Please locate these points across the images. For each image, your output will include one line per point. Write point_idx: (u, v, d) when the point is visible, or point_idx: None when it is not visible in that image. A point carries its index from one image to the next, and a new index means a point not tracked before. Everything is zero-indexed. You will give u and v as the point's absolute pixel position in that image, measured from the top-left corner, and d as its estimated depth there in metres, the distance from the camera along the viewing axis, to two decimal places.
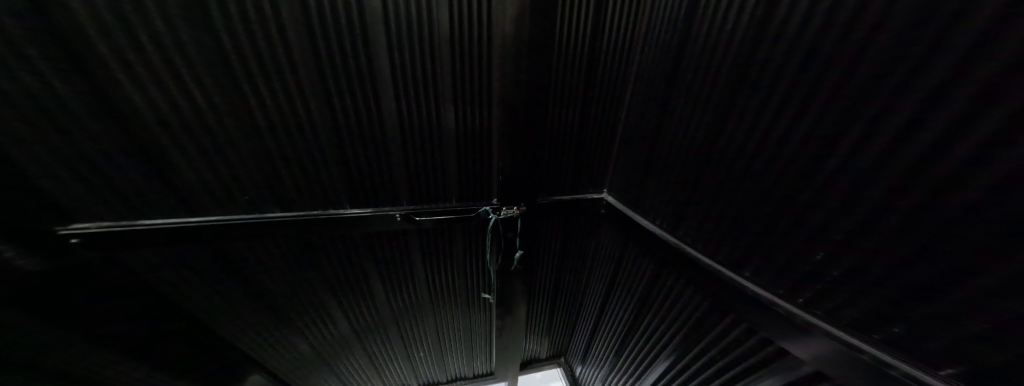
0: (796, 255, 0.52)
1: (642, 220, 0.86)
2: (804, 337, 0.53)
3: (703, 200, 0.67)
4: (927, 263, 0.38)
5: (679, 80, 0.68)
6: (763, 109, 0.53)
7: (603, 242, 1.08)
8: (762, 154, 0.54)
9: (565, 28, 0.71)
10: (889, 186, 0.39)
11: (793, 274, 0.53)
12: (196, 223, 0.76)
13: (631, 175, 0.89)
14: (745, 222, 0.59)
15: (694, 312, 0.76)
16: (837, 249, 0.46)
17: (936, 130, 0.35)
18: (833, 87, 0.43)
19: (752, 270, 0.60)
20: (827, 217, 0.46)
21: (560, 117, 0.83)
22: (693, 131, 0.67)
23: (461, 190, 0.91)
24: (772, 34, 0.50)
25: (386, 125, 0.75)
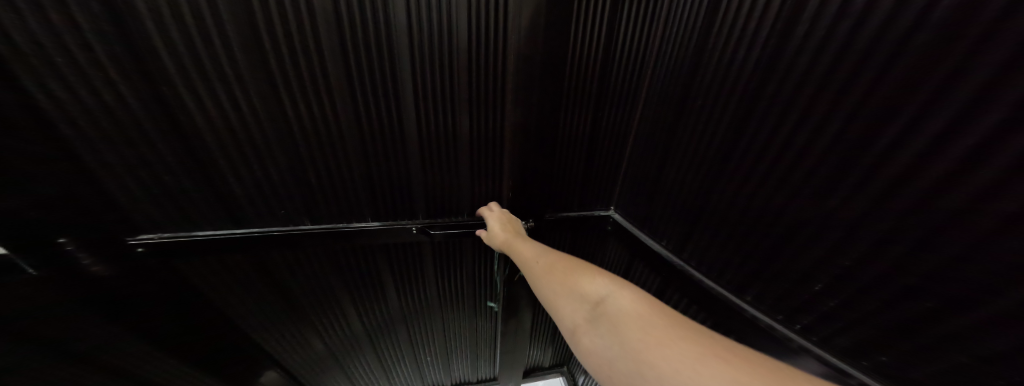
0: (795, 285, 0.52)
1: (647, 238, 0.89)
2: (799, 362, 0.53)
3: (702, 225, 0.69)
4: (908, 302, 0.39)
5: (688, 106, 0.69)
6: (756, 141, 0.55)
7: (608, 257, 1.11)
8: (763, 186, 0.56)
9: (578, 57, 0.75)
10: (884, 230, 0.40)
11: (788, 304, 0.54)
12: (242, 233, 0.85)
13: (636, 196, 0.92)
14: (745, 250, 0.60)
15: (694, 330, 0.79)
16: (833, 281, 0.46)
17: (921, 186, 0.36)
18: (837, 126, 0.43)
19: (752, 296, 0.60)
20: (825, 253, 0.47)
21: (571, 139, 0.88)
22: (694, 159, 0.69)
23: (473, 204, 0.96)
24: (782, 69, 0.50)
25: (407, 146, 0.81)
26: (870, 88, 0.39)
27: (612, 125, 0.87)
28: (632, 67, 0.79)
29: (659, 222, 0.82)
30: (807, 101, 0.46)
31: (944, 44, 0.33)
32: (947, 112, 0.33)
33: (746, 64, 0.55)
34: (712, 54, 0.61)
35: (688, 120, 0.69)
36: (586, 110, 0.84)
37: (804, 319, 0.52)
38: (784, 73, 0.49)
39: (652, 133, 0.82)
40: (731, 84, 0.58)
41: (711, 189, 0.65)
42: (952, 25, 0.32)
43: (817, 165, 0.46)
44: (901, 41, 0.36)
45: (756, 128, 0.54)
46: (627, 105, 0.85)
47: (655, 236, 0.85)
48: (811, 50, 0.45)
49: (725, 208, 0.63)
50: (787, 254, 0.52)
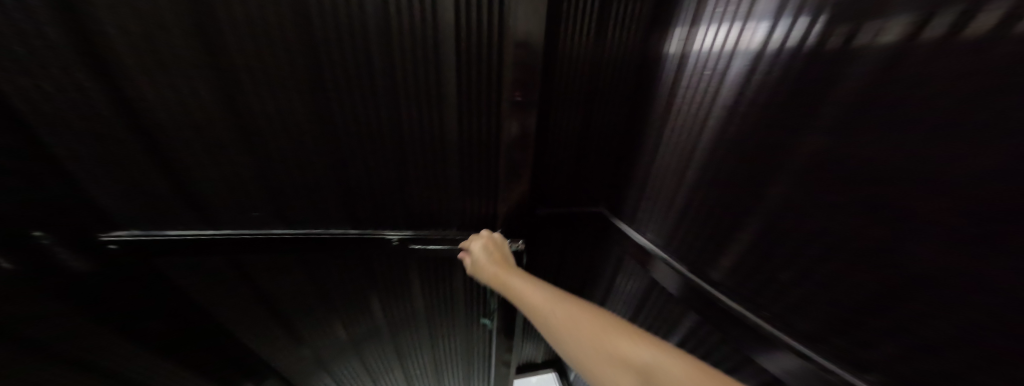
0: (786, 278, 0.51)
1: (630, 232, 0.90)
2: (768, 348, 0.56)
3: (695, 220, 0.67)
4: (863, 288, 0.40)
5: (680, 102, 0.67)
6: (745, 132, 0.53)
7: (598, 255, 1.10)
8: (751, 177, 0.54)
9: (567, 56, 0.72)
10: (851, 218, 0.40)
11: (779, 295, 0.53)
12: (210, 234, 0.83)
13: (622, 193, 0.90)
14: (741, 246, 0.57)
15: (682, 322, 0.80)
16: (809, 265, 0.46)
17: (876, 176, 0.36)
18: (814, 116, 0.43)
19: (743, 290, 0.59)
20: (806, 238, 0.46)
21: (561, 137, 0.86)
22: (683, 153, 0.68)
23: (457, 212, 0.95)
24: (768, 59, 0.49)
25: (382, 147, 0.77)
26: (847, 80, 0.38)
27: (602, 121, 0.84)
28: (625, 64, 0.75)
29: (642, 214, 0.83)
30: (788, 97, 0.46)
31: (912, 43, 0.33)
32: (900, 110, 0.34)
33: (741, 57, 0.53)
34: (701, 54, 0.60)
35: (675, 119, 0.68)
36: (575, 108, 0.81)
37: (783, 310, 0.52)
38: (778, 65, 0.47)
39: (644, 131, 0.79)
40: (728, 79, 0.55)
41: (699, 183, 0.65)
42: (925, 22, 0.32)
43: (795, 156, 0.46)
44: (877, 39, 0.36)
45: (748, 119, 0.52)
46: (618, 102, 0.81)
47: (641, 229, 0.85)
48: (789, 49, 0.45)
49: (715, 201, 0.62)
50: (775, 246, 0.51)
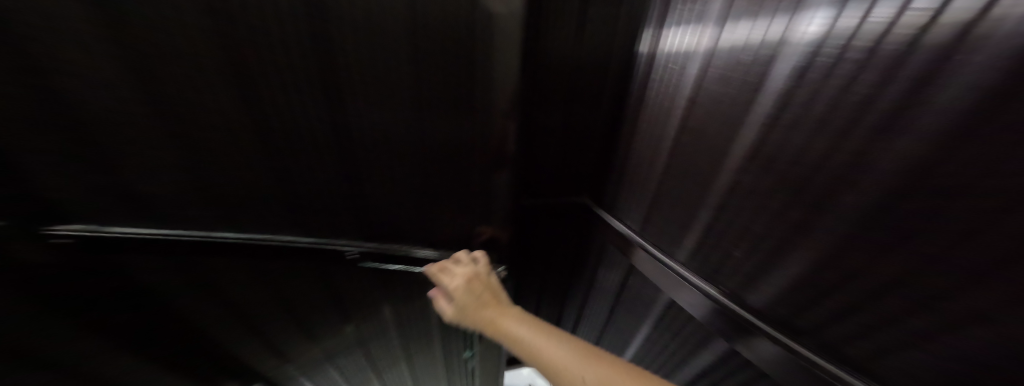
0: (802, 286, 0.45)
1: (614, 222, 0.83)
2: (747, 336, 0.56)
3: (690, 221, 0.60)
4: (909, 311, 0.35)
5: (680, 95, 0.57)
6: (752, 128, 0.45)
7: (590, 261, 1.01)
8: (749, 171, 0.47)
9: (547, 33, 0.64)
10: (893, 233, 0.33)
11: (779, 296, 0.49)
12: (173, 235, 0.58)
13: (609, 185, 0.84)
14: (744, 246, 0.51)
15: (664, 317, 0.77)
16: (839, 279, 0.40)
17: (930, 194, 0.30)
18: (843, 119, 0.35)
19: (735, 287, 0.55)
20: (843, 252, 0.39)
21: (545, 125, 0.79)
22: (678, 147, 0.60)
23: (427, 230, 0.75)
24: (775, 51, 0.40)
25: (321, 152, 0.56)
26: (880, 79, 0.31)
27: (585, 118, 0.79)
28: (610, 43, 0.68)
29: (628, 206, 0.77)
30: (766, 94, 0.42)
31: (829, 52, 0.35)
32: (835, 114, 0.36)
33: (754, 48, 0.43)
34: (667, 49, 0.59)
35: (651, 110, 0.66)
36: (556, 95, 0.74)
37: (756, 293, 0.52)
38: (797, 56, 0.38)
39: (641, 123, 0.70)
40: (742, 78, 0.45)
41: (681, 176, 0.60)
42: (838, 34, 0.34)
43: (763, 149, 0.44)
44: (802, 47, 0.37)
45: (760, 116, 0.44)
46: (596, 97, 0.76)
47: (627, 223, 0.79)
48: (814, 42, 0.36)
49: (698, 197, 0.57)
50: (764, 240, 0.48)
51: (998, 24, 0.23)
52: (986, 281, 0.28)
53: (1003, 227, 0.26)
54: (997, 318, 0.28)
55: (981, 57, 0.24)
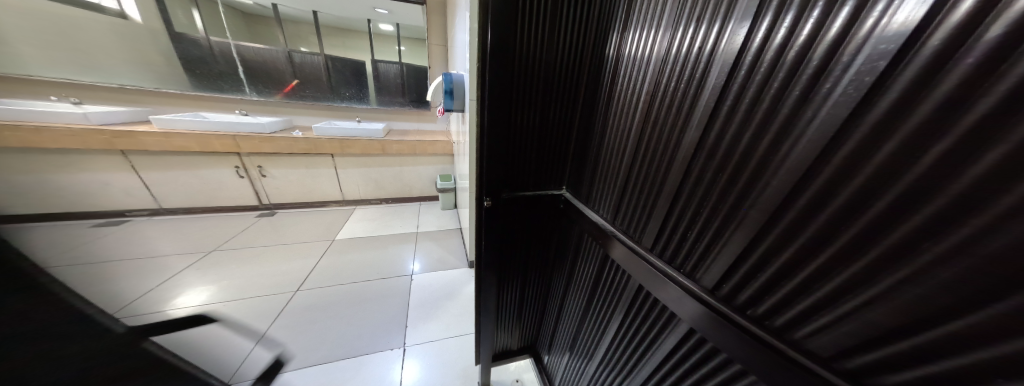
0: (731, 276, 0.46)
1: (584, 207, 0.90)
2: (692, 312, 0.53)
3: (644, 210, 0.63)
4: (847, 299, 0.34)
5: (637, 88, 0.61)
6: (683, 121, 0.49)
7: (565, 239, 1.08)
8: (692, 161, 0.49)
9: (525, 34, 0.75)
10: (818, 225, 0.34)
11: (711, 278, 0.49)
12: None
13: (581, 172, 0.90)
14: (681, 229, 0.53)
15: (632, 306, 0.77)
16: (758, 264, 0.42)
17: (855, 182, 0.31)
18: (762, 111, 0.38)
19: (686, 271, 0.54)
20: (772, 247, 0.40)
21: (522, 115, 0.85)
22: (634, 138, 0.63)
23: None
24: (704, 60, 0.45)
25: None
26: (789, 79, 0.35)
27: (558, 111, 0.87)
28: (575, 44, 0.78)
29: (598, 194, 0.81)
30: (692, 94, 0.47)
31: (748, 60, 0.39)
32: (748, 114, 0.39)
33: (689, 52, 0.48)
34: (628, 53, 0.65)
35: (615, 107, 0.70)
36: (531, 86, 0.82)
37: (701, 272, 0.51)
38: (717, 59, 0.43)
39: (608, 111, 0.74)
40: (681, 82, 0.49)
41: (642, 165, 0.61)
42: (754, 45, 0.38)
43: (707, 140, 0.45)
44: (727, 55, 0.41)
45: (690, 109, 0.48)
46: (569, 91, 0.84)
47: (596, 208, 0.83)
48: (730, 52, 0.41)
49: (657, 185, 0.58)
50: (707, 230, 0.48)
51: (861, 46, 0.29)
52: (864, 251, 0.31)
53: (873, 202, 0.30)
54: (903, 290, 0.30)
55: (846, 71, 0.30)
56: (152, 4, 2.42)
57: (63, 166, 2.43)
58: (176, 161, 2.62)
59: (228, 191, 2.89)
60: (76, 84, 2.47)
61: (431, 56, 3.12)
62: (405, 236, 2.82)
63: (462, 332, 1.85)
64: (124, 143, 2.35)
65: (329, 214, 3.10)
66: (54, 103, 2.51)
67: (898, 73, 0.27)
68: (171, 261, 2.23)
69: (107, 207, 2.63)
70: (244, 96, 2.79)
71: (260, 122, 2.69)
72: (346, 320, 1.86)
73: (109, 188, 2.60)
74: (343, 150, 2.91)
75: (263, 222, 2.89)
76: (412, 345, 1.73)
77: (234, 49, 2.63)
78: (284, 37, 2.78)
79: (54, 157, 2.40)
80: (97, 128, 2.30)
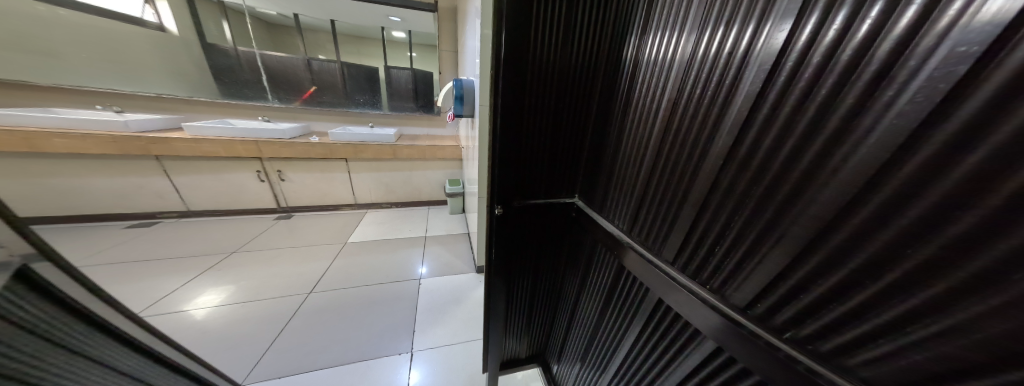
0: (767, 295, 0.43)
1: (598, 216, 0.87)
2: (719, 330, 0.50)
3: (665, 222, 0.59)
4: (913, 329, 0.30)
5: (658, 93, 0.58)
6: (710, 130, 0.46)
7: (577, 246, 1.05)
8: (722, 172, 0.45)
9: (538, 40, 0.74)
10: (879, 247, 0.31)
11: (743, 297, 0.46)
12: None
13: (595, 180, 0.87)
14: (709, 243, 0.50)
15: (650, 319, 0.73)
16: (800, 285, 0.39)
17: (927, 200, 0.27)
18: (806, 120, 0.35)
19: (712, 287, 0.51)
20: (819, 267, 0.36)
21: (535, 120, 0.83)
22: (653, 146, 0.60)
23: None
24: (737, 64, 0.42)
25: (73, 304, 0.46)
26: (840, 86, 0.32)
27: (571, 117, 0.84)
28: (589, 49, 0.76)
29: (612, 203, 0.78)
30: (720, 101, 0.44)
31: (790, 64, 0.36)
32: (789, 123, 0.36)
33: (717, 55, 0.45)
34: (647, 58, 0.62)
35: (633, 114, 0.66)
36: (545, 91, 0.80)
37: (732, 290, 0.47)
38: (752, 63, 0.40)
39: (625, 117, 0.70)
40: (709, 87, 0.46)
41: (664, 174, 0.58)
42: (796, 48, 0.35)
43: (739, 151, 0.43)
44: (765, 59, 0.38)
45: (718, 117, 0.45)
46: (583, 97, 0.82)
47: (610, 218, 0.80)
48: (767, 56, 0.38)
49: (679, 195, 0.55)
50: (740, 245, 0.45)
51: (932, 48, 0.26)
52: (942, 276, 0.28)
53: (953, 222, 0.26)
54: (987, 325, 0.26)
55: (915, 76, 0.27)
56: (187, 17, 2.57)
57: (99, 170, 2.56)
58: (201, 166, 2.73)
59: (247, 194, 2.97)
60: (116, 93, 2.61)
61: (441, 61, 3.18)
62: (414, 240, 2.83)
63: (469, 338, 1.82)
64: (158, 148, 2.47)
65: (341, 217, 3.16)
66: (101, 112, 2.63)
67: (983, 79, 0.24)
68: (192, 261, 2.30)
69: (135, 208, 2.75)
70: (267, 103, 2.90)
71: (280, 127, 2.79)
72: (356, 323, 1.86)
73: (139, 192, 2.72)
74: (356, 153, 2.95)
75: (280, 224, 2.96)
76: (419, 350, 1.71)
77: (260, 59, 2.76)
78: (304, 46, 2.88)
79: (92, 162, 2.53)
80: (135, 135, 2.43)
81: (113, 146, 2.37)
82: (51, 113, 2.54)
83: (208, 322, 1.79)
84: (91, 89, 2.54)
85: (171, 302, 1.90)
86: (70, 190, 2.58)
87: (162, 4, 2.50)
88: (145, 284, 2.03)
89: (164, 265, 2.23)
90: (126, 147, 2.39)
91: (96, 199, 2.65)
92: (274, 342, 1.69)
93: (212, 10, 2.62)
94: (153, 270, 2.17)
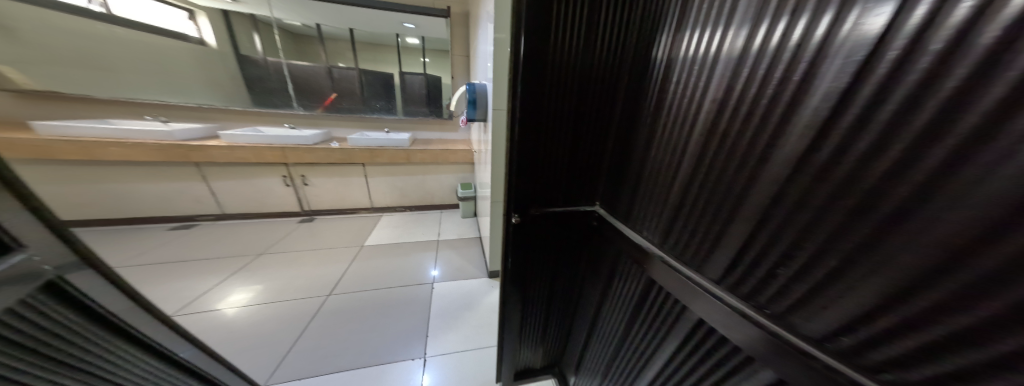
0: (854, 328, 0.36)
1: (622, 226, 0.80)
2: (785, 362, 0.43)
3: (708, 236, 0.53)
4: None
5: (697, 93, 0.52)
6: (774, 134, 0.40)
7: (597, 255, 0.98)
8: (792, 183, 0.39)
9: (558, 41, 0.69)
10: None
11: (819, 327, 0.39)
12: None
13: (619, 187, 0.80)
14: (773, 263, 0.43)
15: (687, 340, 0.65)
16: (905, 321, 0.32)
17: None
18: (922, 120, 0.28)
19: (774, 313, 0.44)
20: (936, 302, 0.30)
21: (555, 126, 0.78)
22: (692, 152, 0.54)
23: None
24: (812, 56, 0.35)
25: (89, 284, 0.54)
26: (978, 77, 0.25)
27: (592, 120, 0.78)
28: (611, 49, 0.70)
29: (640, 212, 0.72)
30: (788, 100, 0.38)
31: (892, 57, 0.29)
32: (895, 125, 0.30)
33: (784, 47, 0.38)
34: (682, 54, 0.56)
35: (666, 118, 0.60)
36: (564, 95, 0.75)
37: (805, 319, 0.41)
38: (832, 55, 0.33)
39: (656, 118, 0.64)
40: (769, 85, 0.40)
41: (707, 184, 0.51)
42: (907, 32, 0.28)
43: (815, 158, 0.36)
44: (853, 51, 0.31)
45: (784, 118, 0.39)
46: (606, 99, 0.76)
47: (637, 229, 0.74)
48: (857, 46, 0.31)
49: (730, 207, 0.48)
50: (818, 268, 0.38)
51: None
52: None
53: None
54: None
55: None
56: (223, 31, 2.71)
57: (134, 176, 2.69)
58: (232, 172, 2.84)
59: (268, 199, 3.06)
60: (159, 104, 2.74)
61: (453, 66, 3.20)
62: (427, 243, 2.81)
63: (481, 345, 1.77)
64: (199, 155, 2.58)
65: (357, 221, 3.20)
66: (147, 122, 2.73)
67: None
68: (218, 263, 2.37)
69: (177, 211, 2.91)
70: (292, 110, 3.00)
71: (303, 134, 2.86)
72: (372, 326, 1.85)
73: (171, 197, 2.85)
74: (372, 158, 2.99)
75: (302, 227, 3.03)
76: (432, 356, 1.68)
77: (285, 68, 2.86)
78: (325, 54, 2.93)
79: (131, 169, 2.66)
80: (179, 142, 2.54)
81: (158, 153, 2.49)
82: (110, 124, 2.68)
83: (235, 322, 1.82)
84: (133, 101, 2.69)
85: (205, 301, 1.96)
86: (107, 195, 2.72)
87: (202, 19, 2.66)
88: (175, 284, 2.10)
89: (191, 266, 2.30)
90: (171, 154, 2.52)
91: (130, 204, 2.79)
92: (294, 344, 1.70)
93: (244, 23, 2.72)
94: (181, 271, 2.25)
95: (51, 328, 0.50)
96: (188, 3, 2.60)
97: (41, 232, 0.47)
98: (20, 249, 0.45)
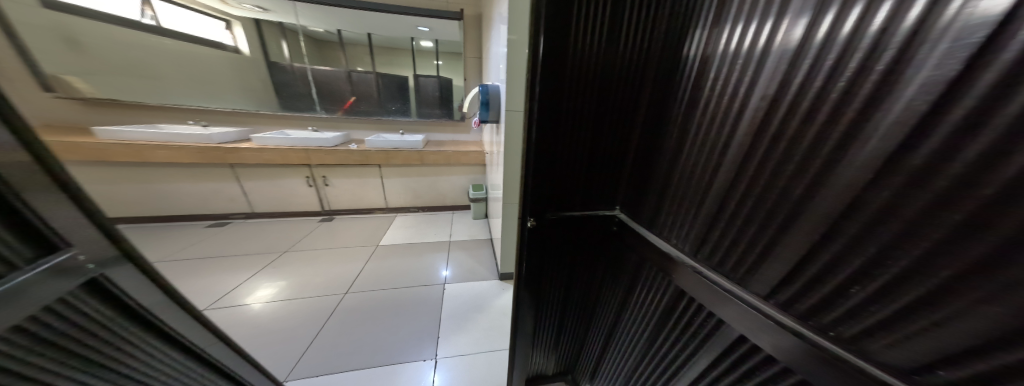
0: (956, 358, 0.31)
1: (646, 232, 0.75)
2: None
3: (757, 247, 0.48)
4: None
5: (742, 89, 0.47)
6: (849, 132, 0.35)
7: (615, 260, 0.92)
8: (874, 189, 0.34)
9: (580, 36, 0.65)
10: None
11: (908, 355, 0.35)
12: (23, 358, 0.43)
13: (643, 190, 0.75)
14: (844, 280, 0.38)
15: (724, 357, 0.60)
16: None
17: None
18: None
19: (844, 337, 0.39)
20: None
21: (575, 127, 0.74)
22: (736, 153, 0.48)
23: None
24: (903, 42, 0.30)
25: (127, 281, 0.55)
26: None
27: (615, 119, 0.73)
28: (636, 44, 0.65)
29: (668, 218, 0.66)
30: (868, 93, 0.33)
31: None
32: None
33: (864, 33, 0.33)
34: (721, 48, 0.51)
35: (701, 117, 0.55)
36: (584, 94, 0.71)
37: (883, 345, 0.36)
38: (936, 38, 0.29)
39: (688, 116, 0.58)
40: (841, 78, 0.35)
41: (757, 188, 0.46)
42: None
43: (908, 159, 0.31)
44: (969, 31, 0.27)
45: (863, 114, 0.34)
46: (630, 97, 0.71)
47: (665, 236, 0.68)
48: (974, 26, 0.27)
49: (787, 214, 0.43)
50: (907, 287, 0.33)
51: None
52: None
53: None
54: None
55: None
56: (255, 40, 2.82)
57: (164, 176, 2.80)
58: (258, 173, 2.95)
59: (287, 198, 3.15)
60: (195, 109, 2.89)
61: (467, 68, 3.21)
62: (439, 244, 2.81)
63: (492, 348, 1.73)
64: (232, 156, 2.71)
65: (371, 221, 3.25)
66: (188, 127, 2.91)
67: None
68: (239, 260, 2.44)
69: (209, 209, 3.04)
70: (315, 113, 3.10)
71: (324, 136, 2.94)
72: (386, 326, 1.85)
73: (199, 196, 2.97)
74: (387, 159, 3.03)
75: (322, 226, 3.11)
76: (444, 357, 1.66)
77: (309, 72, 2.94)
78: (345, 59, 2.99)
79: (160, 168, 2.77)
80: (216, 145, 2.68)
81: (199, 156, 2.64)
82: (157, 127, 2.81)
83: (257, 318, 1.87)
84: (168, 107, 2.83)
85: (235, 295, 2.03)
86: (139, 194, 2.84)
87: (236, 28, 2.77)
88: (201, 279, 2.17)
89: (215, 263, 2.38)
90: (207, 156, 2.65)
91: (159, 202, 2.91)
92: (313, 342, 1.72)
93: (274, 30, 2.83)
94: (205, 267, 2.32)
95: (89, 324, 0.51)
96: (223, 13, 2.71)
97: (85, 231, 0.48)
98: (67, 248, 0.46)
